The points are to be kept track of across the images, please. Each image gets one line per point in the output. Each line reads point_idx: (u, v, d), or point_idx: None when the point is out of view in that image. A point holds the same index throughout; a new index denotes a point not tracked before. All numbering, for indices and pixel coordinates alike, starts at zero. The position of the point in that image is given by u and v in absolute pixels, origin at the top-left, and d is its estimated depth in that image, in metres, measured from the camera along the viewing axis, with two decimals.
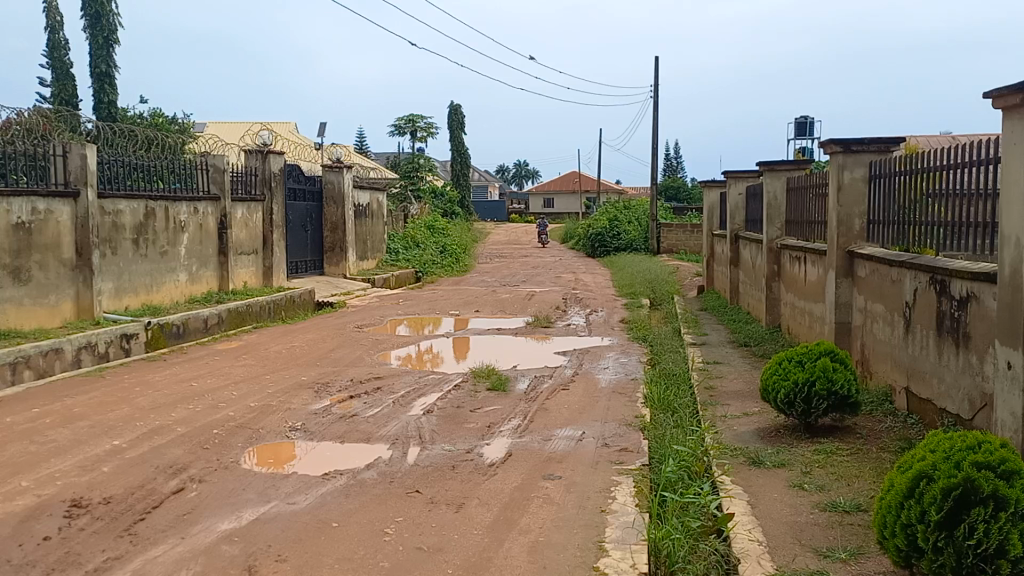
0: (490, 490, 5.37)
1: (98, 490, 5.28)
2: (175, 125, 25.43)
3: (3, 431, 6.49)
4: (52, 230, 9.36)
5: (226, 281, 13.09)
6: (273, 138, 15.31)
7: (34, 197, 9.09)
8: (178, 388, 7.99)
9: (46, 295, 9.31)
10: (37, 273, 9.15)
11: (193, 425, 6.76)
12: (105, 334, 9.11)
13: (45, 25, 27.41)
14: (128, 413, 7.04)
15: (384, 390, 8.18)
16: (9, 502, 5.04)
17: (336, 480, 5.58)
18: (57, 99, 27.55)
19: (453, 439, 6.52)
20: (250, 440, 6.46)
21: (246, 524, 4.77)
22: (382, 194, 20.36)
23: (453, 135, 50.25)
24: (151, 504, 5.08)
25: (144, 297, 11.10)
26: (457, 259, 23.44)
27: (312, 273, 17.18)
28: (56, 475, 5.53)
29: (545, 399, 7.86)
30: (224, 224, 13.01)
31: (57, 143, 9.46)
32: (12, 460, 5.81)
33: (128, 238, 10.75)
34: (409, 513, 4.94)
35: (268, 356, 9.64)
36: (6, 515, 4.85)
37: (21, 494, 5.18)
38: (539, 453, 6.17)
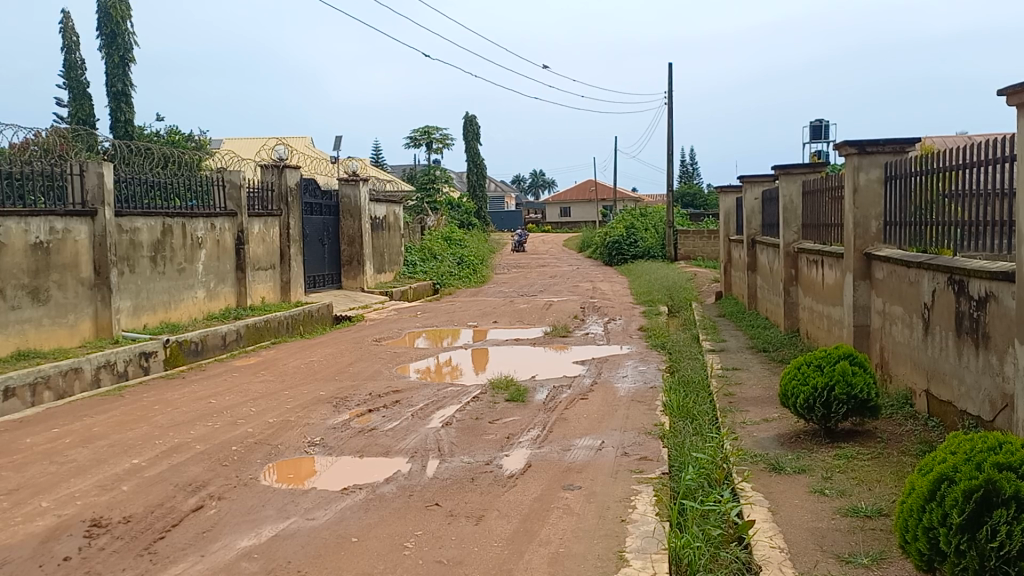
0: (510, 502, 5.31)
1: (117, 510, 5.27)
2: (190, 141, 25.61)
3: (24, 451, 6.52)
4: (70, 249, 9.43)
5: (244, 297, 13.13)
6: (289, 153, 15.37)
7: (52, 217, 9.16)
8: (197, 405, 7.99)
9: (66, 315, 9.37)
10: (55, 293, 9.21)
11: (212, 442, 6.75)
12: (124, 353, 9.14)
13: (62, 46, 27.77)
14: (147, 432, 7.05)
15: (402, 402, 8.15)
16: (29, 524, 5.04)
17: (355, 494, 5.54)
18: (75, 119, 27.92)
19: (472, 451, 6.47)
20: (269, 456, 6.45)
21: (266, 541, 4.74)
22: (398, 206, 20.39)
23: (468, 146, 50.29)
24: (170, 522, 5.06)
25: (162, 314, 11.15)
26: (475, 270, 23.44)
27: (330, 287, 17.22)
28: (76, 495, 5.53)
29: (564, 409, 7.79)
30: (240, 239, 13.06)
31: (74, 163, 9.53)
32: (33, 481, 5.83)
33: (145, 255, 10.81)
34: (429, 527, 4.89)
35: (286, 372, 9.64)
36: (26, 536, 4.85)
37: (41, 515, 5.18)
38: (559, 463, 6.11)
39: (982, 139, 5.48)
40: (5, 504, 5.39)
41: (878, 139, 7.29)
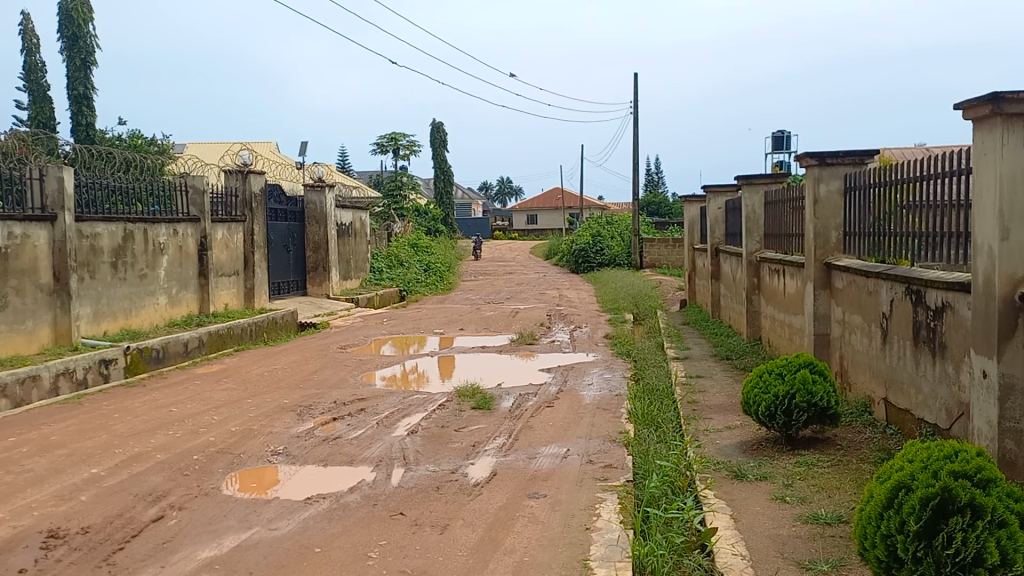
0: (475, 511, 5.31)
1: (75, 521, 5.18)
2: (153, 146, 25.26)
3: None
4: (29, 254, 9.25)
5: (207, 304, 12.98)
6: (254, 158, 15.24)
7: (10, 222, 8.99)
8: (158, 414, 7.88)
9: (24, 321, 9.19)
10: (13, 298, 9.03)
11: (173, 451, 6.66)
12: (83, 360, 8.99)
13: (21, 48, 27.29)
14: (106, 441, 6.93)
15: (367, 410, 8.11)
16: None
17: (319, 504, 5.51)
18: (35, 122, 27.39)
19: (437, 459, 6.46)
20: (232, 465, 6.38)
21: (228, 551, 4.69)
22: (365, 212, 20.30)
23: (436, 153, 50.22)
24: (130, 532, 4.99)
25: (123, 321, 10.98)
26: (441, 277, 23.40)
27: (295, 294, 17.08)
28: (32, 506, 5.43)
29: (530, 417, 7.80)
30: (203, 245, 12.92)
31: (34, 166, 9.36)
32: None
33: (106, 261, 10.64)
34: (393, 536, 4.87)
35: (250, 379, 9.54)
36: None
37: None
38: (524, 471, 6.12)
39: (939, 152, 5.60)
40: None
41: (838, 151, 7.42)
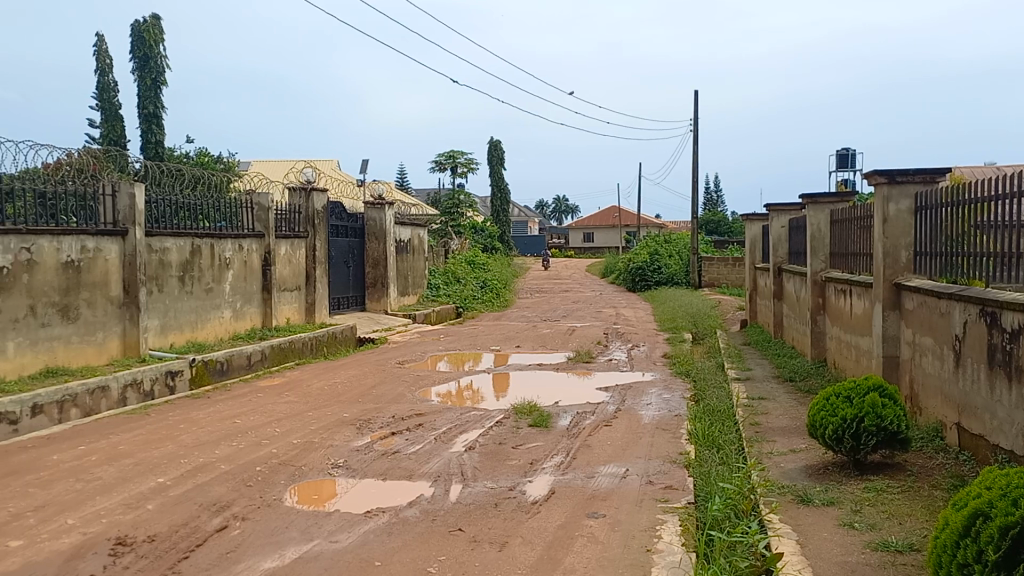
0: (534, 529, 5.28)
1: (143, 528, 5.29)
2: (220, 163, 25.90)
3: (51, 469, 6.56)
4: (100, 268, 9.55)
5: (269, 318, 13.22)
6: (317, 175, 15.53)
7: (84, 236, 9.29)
8: (222, 425, 8.02)
9: (94, 333, 9.46)
10: (85, 311, 9.31)
11: (236, 462, 6.77)
12: (151, 371, 9.22)
13: (95, 69, 28.31)
14: (172, 451, 7.08)
15: (425, 426, 8.14)
16: (55, 541, 5.07)
17: (379, 517, 5.53)
18: (106, 140, 28.30)
19: (495, 476, 6.44)
20: (293, 476, 6.46)
21: (290, 563, 4.74)
22: (422, 229, 20.51)
23: (493, 170, 50.53)
24: (195, 542, 5.07)
25: (189, 334, 11.23)
26: (498, 294, 23.48)
27: (354, 309, 17.29)
28: (101, 513, 5.56)
29: (588, 435, 7.75)
30: (267, 261, 13.18)
31: (107, 183, 9.67)
32: (59, 499, 5.86)
33: (174, 275, 10.92)
34: (452, 552, 4.86)
35: (311, 393, 9.67)
36: (52, 553, 4.89)
37: (67, 532, 5.21)
38: (583, 490, 6.07)
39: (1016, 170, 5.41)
40: (32, 521, 5.43)
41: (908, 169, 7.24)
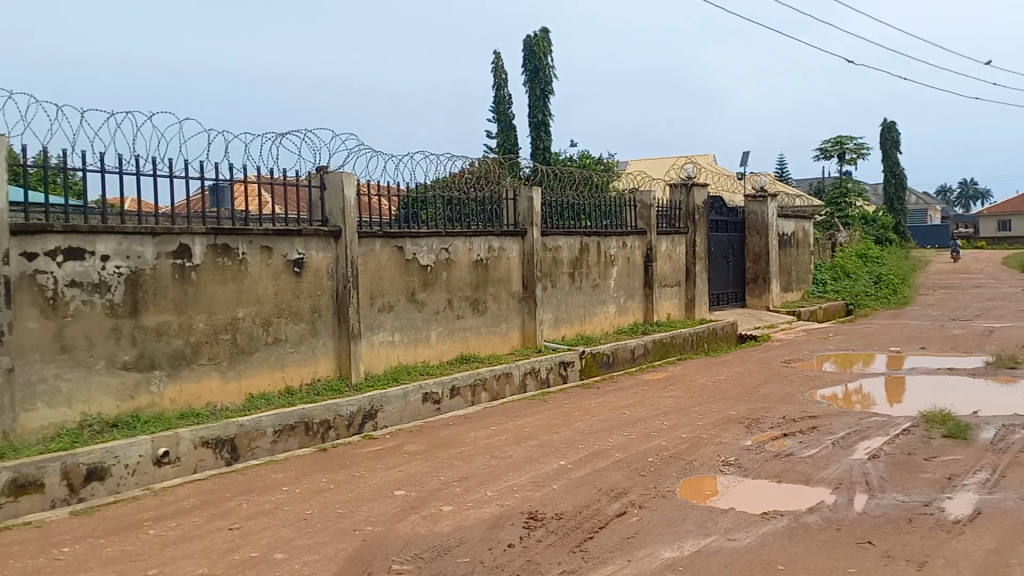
0: (958, 550, 4.74)
1: (551, 506, 5.70)
2: (602, 164, 27.21)
3: (469, 444, 7.38)
4: (504, 265, 10.50)
5: (651, 313, 13.56)
6: (696, 171, 15.58)
7: (491, 237, 10.28)
8: (614, 415, 8.39)
9: (499, 324, 10.44)
10: (492, 304, 10.32)
11: (630, 451, 7.01)
12: (547, 361, 9.93)
13: (493, 84, 31.32)
14: (570, 436, 7.56)
15: (821, 429, 7.74)
16: (479, 509, 5.67)
17: (779, 520, 5.36)
18: (502, 148, 31.17)
19: (906, 489, 5.90)
20: (686, 470, 6.52)
21: (691, 554, 4.79)
22: (807, 221, 19.58)
23: (884, 155, 46.57)
24: (598, 523, 5.34)
25: (578, 327, 11.91)
26: (896, 290, 21.57)
27: (734, 304, 17.06)
28: (514, 488, 6.11)
29: (1019, 452, 6.78)
30: (649, 257, 13.51)
31: (508, 188, 10.60)
32: (478, 471, 6.56)
33: (565, 272, 11.65)
34: (862, 565, 4.55)
35: (696, 388, 9.72)
36: (476, 520, 5.47)
37: (487, 503, 5.80)
38: (1017, 514, 5.32)
39: None
40: (458, 489, 6.14)
41: None
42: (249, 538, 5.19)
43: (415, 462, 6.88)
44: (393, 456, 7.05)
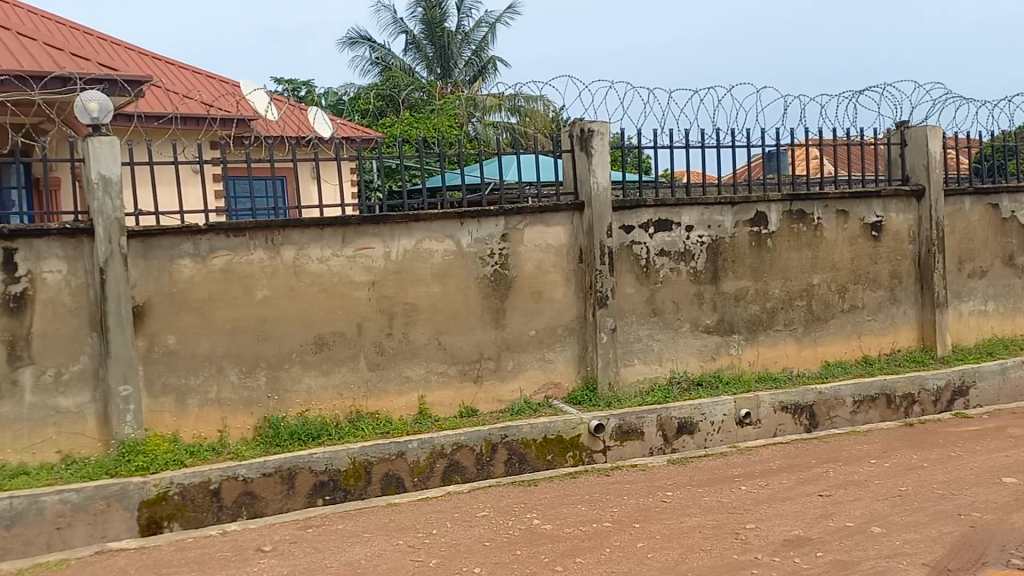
0: None
1: (694, 566, 3.91)
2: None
3: (721, 463, 5.70)
4: (889, 238, 7.44)
5: None
6: None
7: (867, 199, 7.29)
8: (988, 456, 5.62)
9: (880, 321, 7.49)
10: (867, 294, 7.40)
11: (933, 514, 4.50)
12: (943, 375, 6.99)
13: None
14: (872, 473, 5.28)
15: None
16: (598, 547, 4.18)
17: None
18: None
19: None
20: (995, 559, 3.90)
21: None
22: None
23: None
24: None
25: None
26: None
27: None
28: (686, 529, 4.39)
29: None
30: None
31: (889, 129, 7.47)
32: (679, 498, 4.94)
33: (1011, 244, 8.06)
34: None
35: None
36: (573, 559, 4.04)
37: (621, 540, 4.26)
38: None
39: None
40: (620, 515, 4.67)
41: None
42: (357, 531, 4.59)
43: (629, 471, 5.57)
44: (625, 468, 5.62)
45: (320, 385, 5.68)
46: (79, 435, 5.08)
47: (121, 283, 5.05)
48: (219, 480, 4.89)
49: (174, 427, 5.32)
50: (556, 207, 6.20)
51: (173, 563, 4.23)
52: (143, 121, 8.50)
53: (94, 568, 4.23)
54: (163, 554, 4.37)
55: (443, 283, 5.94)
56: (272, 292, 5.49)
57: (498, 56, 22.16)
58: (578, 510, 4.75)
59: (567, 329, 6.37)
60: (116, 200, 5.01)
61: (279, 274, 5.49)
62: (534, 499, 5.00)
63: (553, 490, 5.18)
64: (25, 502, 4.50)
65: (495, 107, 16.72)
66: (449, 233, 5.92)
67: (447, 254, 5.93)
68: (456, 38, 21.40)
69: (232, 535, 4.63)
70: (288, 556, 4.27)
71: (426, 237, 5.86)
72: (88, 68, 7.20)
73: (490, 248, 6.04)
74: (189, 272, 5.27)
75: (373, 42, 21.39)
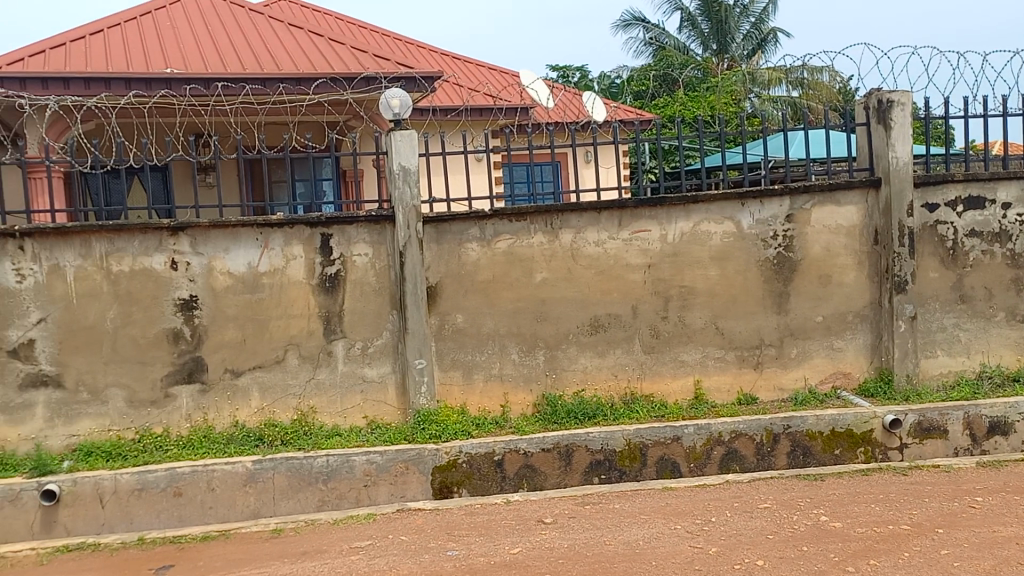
0: None
1: None
2: None
3: None
4: None
5: None
6: None
7: None
8: None
9: None
10: None
11: None
12: None
13: None
14: None
15: None
16: (891, 548, 3.90)
17: None
18: None
19: None
20: None
21: None
22: None
23: None
24: None
25: None
26: None
27: None
28: (998, 538, 3.96)
29: None
30: None
31: None
32: (990, 505, 4.45)
33: None
34: None
35: None
36: (862, 558, 3.81)
37: (919, 544, 3.94)
38: None
39: None
40: (917, 516, 4.31)
41: None
42: (634, 512, 4.64)
43: (929, 472, 5.11)
44: (926, 468, 5.15)
45: (596, 365, 5.80)
46: (383, 402, 5.61)
47: (418, 266, 5.47)
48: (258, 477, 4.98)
49: (462, 400, 5.69)
50: (849, 185, 5.78)
51: (464, 526, 4.54)
52: (435, 114, 9.13)
53: (396, 525, 4.65)
54: (454, 517, 4.71)
55: (722, 266, 5.78)
56: (552, 274, 5.68)
57: (779, 28, 21.10)
58: (871, 510, 4.44)
59: (858, 317, 5.95)
60: (414, 188, 5.43)
61: (558, 256, 5.66)
62: (821, 495, 4.74)
63: (842, 487, 4.88)
64: (339, 460, 5.05)
65: (776, 82, 15.97)
66: (729, 215, 5.74)
67: (727, 236, 5.76)
68: (734, 12, 20.65)
69: (515, 505, 4.87)
70: (568, 530, 4.41)
71: (705, 219, 5.72)
72: (389, 67, 7.84)
73: (773, 229, 5.77)
74: (476, 255, 5.59)
75: (648, 23, 21.28)
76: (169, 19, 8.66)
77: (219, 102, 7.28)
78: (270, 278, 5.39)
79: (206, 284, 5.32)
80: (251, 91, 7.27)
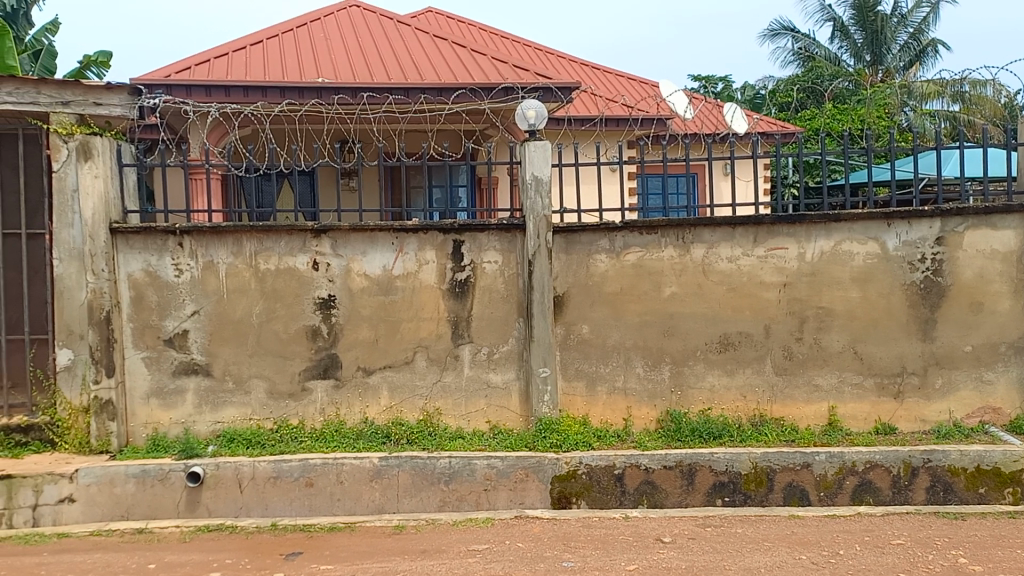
0: None
1: None
2: None
3: None
4: None
5: None
6: None
7: None
8: None
9: None
10: None
11: None
12: None
13: None
14: None
15: None
16: None
17: None
18: None
19: None
20: None
21: None
22: None
23: None
24: None
25: None
26: None
27: None
28: None
29: None
30: None
31: None
32: None
33: None
34: None
35: None
36: None
37: None
38: None
39: None
40: None
41: None
42: (758, 539, 4.50)
43: None
44: None
45: (724, 384, 5.67)
46: (505, 408, 5.69)
47: (546, 275, 5.52)
48: (398, 475, 5.14)
49: (585, 411, 5.68)
50: (1007, 209, 5.40)
51: (581, 538, 4.53)
52: (571, 125, 9.17)
53: (514, 531, 4.69)
54: (572, 528, 4.71)
55: (863, 288, 5.52)
56: (681, 288, 5.59)
57: (939, 38, 20.01)
58: (1016, 556, 4.13)
59: (1013, 348, 5.55)
60: (545, 199, 5.47)
61: (688, 271, 5.57)
62: (962, 535, 4.45)
63: (986, 529, 4.56)
64: (461, 463, 5.15)
65: (933, 95, 15.16)
66: (873, 235, 5.48)
67: (870, 257, 5.49)
68: (892, 22, 19.72)
69: (634, 521, 4.82)
70: (686, 551, 4.33)
71: (846, 239, 5.49)
72: (528, 78, 7.95)
73: (921, 252, 5.46)
74: (605, 266, 5.58)
75: (798, 33, 20.63)
76: (324, 30, 9.10)
77: (364, 111, 7.59)
78: (404, 281, 5.56)
79: (344, 284, 5.55)
80: (394, 100, 7.54)
